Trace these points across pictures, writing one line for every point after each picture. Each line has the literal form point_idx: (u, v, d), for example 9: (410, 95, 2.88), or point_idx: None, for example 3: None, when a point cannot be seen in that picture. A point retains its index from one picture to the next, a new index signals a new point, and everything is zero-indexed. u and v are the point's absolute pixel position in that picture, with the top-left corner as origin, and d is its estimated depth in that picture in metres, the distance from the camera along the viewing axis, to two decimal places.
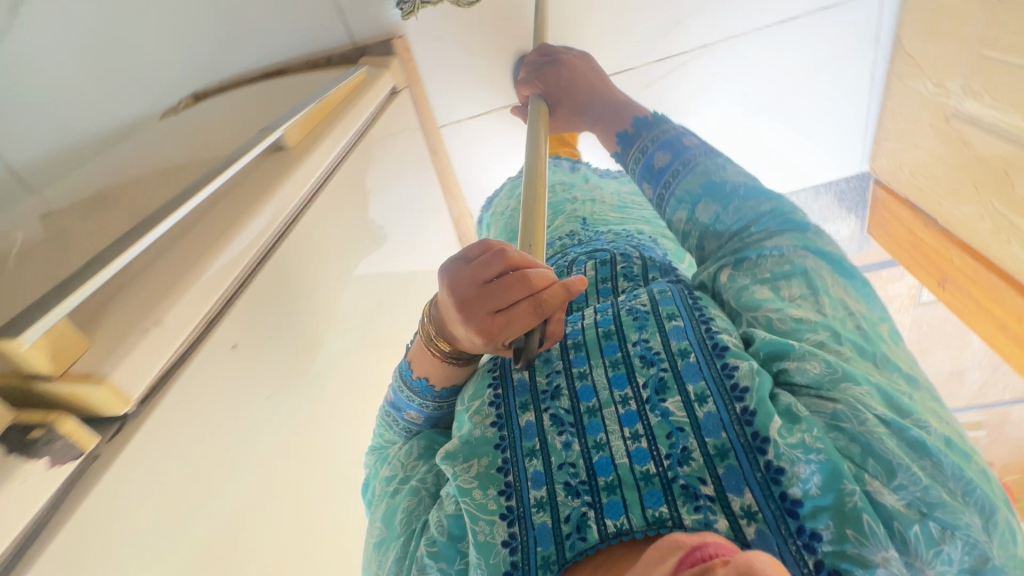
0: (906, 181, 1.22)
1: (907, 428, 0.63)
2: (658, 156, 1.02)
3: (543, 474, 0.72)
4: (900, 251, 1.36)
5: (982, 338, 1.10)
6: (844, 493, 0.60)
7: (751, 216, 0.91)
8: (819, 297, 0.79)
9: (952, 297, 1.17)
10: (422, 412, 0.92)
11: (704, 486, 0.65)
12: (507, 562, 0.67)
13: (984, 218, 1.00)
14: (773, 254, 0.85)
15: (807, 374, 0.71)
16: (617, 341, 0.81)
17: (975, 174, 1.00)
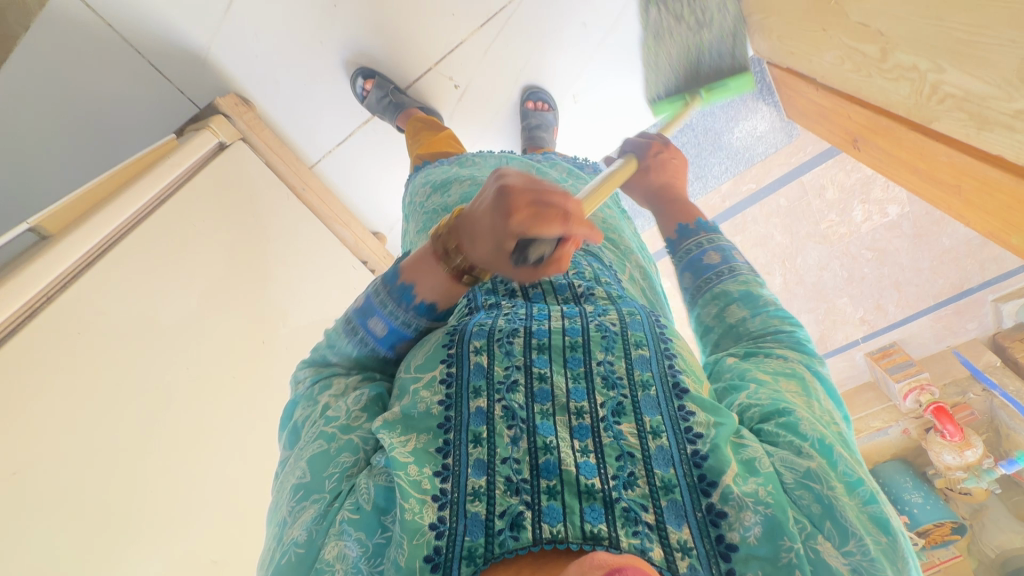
0: (779, 50, 1.08)
1: (872, 505, 0.51)
2: (708, 255, 0.77)
3: (484, 464, 0.53)
4: (813, 124, 1.21)
5: (909, 191, 0.95)
6: (780, 542, 0.48)
7: (783, 331, 0.67)
8: (813, 399, 0.60)
9: (869, 156, 1.02)
10: (396, 329, 0.67)
11: (644, 513, 0.50)
12: (430, 547, 0.48)
13: (844, 60, 0.86)
14: (801, 374, 0.62)
15: (806, 431, 0.55)
16: (584, 354, 0.61)
17: (819, 16, 0.87)
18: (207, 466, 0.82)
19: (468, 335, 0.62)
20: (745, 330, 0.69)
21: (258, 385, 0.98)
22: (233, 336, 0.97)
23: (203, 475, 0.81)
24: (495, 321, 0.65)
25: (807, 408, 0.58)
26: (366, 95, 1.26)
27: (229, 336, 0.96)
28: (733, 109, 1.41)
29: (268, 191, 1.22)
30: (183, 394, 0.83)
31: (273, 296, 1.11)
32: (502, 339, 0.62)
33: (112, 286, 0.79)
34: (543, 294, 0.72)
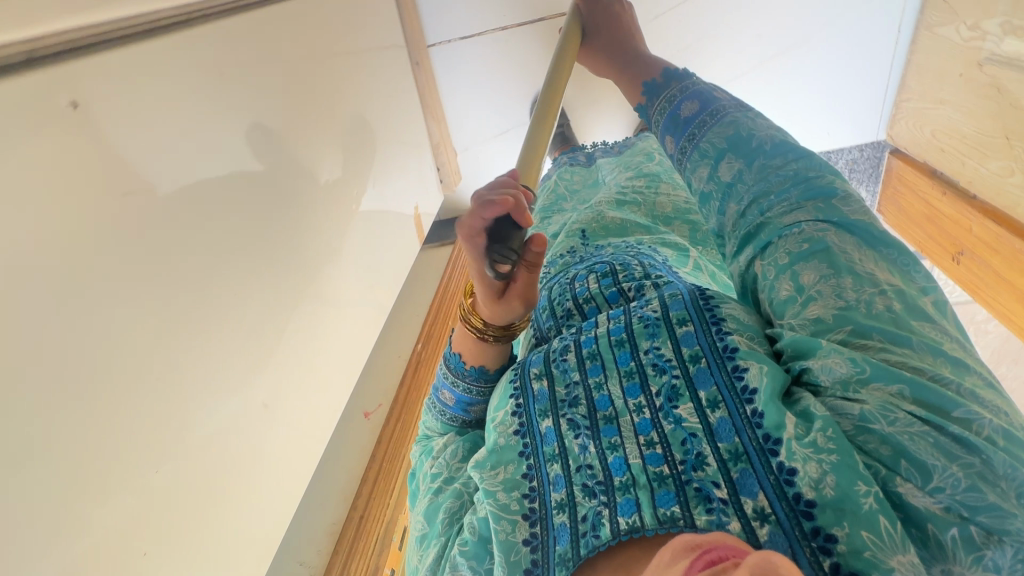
0: (927, 142, 1.12)
1: (949, 426, 0.40)
2: (683, 107, 0.76)
3: (563, 476, 0.53)
4: (907, 227, 1.24)
5: (993, 315, 1.00)
6: (850, 487, 0.41)
7: (783, 171, 0.64)
8: (842, 277, 0.52)
9: (966, 272, 1.06)
10: (462, 398, 0.71)
11: (718, 491, 0.46)
12: (527, 560, 0.50)
13: (1015, 172, 0.89)
14: (837, 278, 0.52)
15: (829, 380, 0.47)
16: (631, 348, 0.58)
17: (1009, 124, 0.88)
18: (269, 302, 0.71)
19: (528, 366, 0.63)
20: (745, 203, 0.65)
21: (328, 240, 0.85)
22: (317, 177, 0.84)
23: (264, 308, 0.70)
24: (552, 343, 0.65)
25: (831, 293, 0.52)
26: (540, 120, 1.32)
27: (313, 175, 0.83)
28: None
29: (384, 52, 1.10)
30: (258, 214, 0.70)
31: (361, 158, 0.98)
32: (555, 359, 0.62)
33: (208, 69, 0.64)
34: (598, 305, 0.68)
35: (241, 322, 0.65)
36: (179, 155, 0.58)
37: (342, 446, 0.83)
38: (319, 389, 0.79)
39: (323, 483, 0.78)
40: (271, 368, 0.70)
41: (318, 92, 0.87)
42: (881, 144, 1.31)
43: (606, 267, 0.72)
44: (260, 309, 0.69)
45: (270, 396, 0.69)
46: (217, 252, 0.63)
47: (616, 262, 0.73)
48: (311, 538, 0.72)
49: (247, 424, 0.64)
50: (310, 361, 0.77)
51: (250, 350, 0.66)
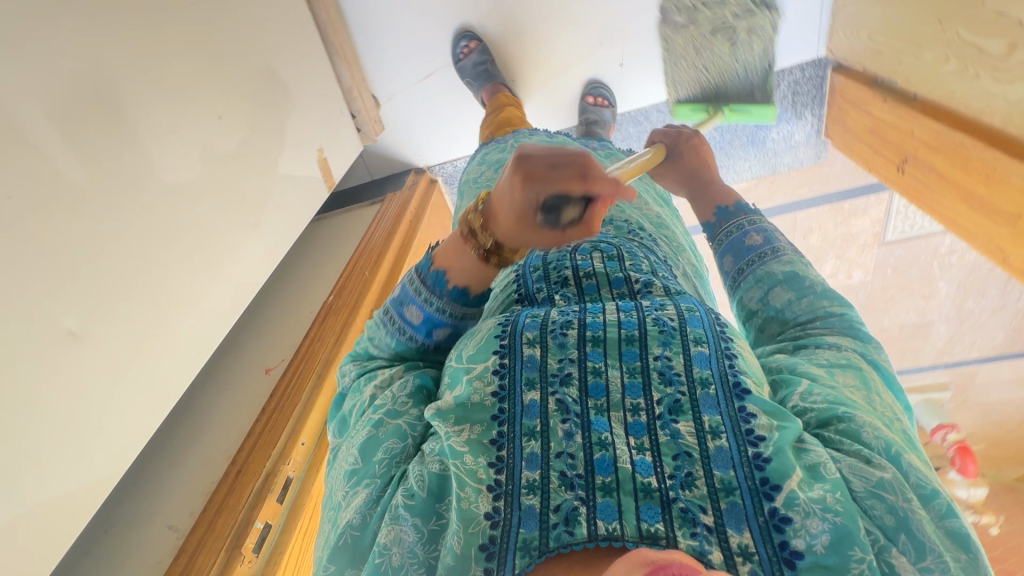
0: (865, 48, 1.05)
1: (953, 520, 0.41)
2: (751, 236, 0.68)
3: (540, 455, 0.46)
4: (858, 144, 1.18)
5: (942, 219, 0.95)
6: (849, 547, 0.39)
7: (831, 312, 0.60)
8: (870, 391, 0.51)
9: (912, 180, 1.00)
10: (431, 317, 0.59)
11: (704, 516, 0.42)
12: (485, 536, 0.43)
13: (949, 58, 0.82)
14: (872, 392, 0.51)
15: (873, 437, 0.45)
16: (640, 348, 0.51)
17: (943, 6, 0.81)
18: (103, 241, 0.62)
19: (520, 327, 0.54)
20: (783, 322, 0.62)
21: (194, 186, 0.76)
22: (171, 121, 0.74)
23: (99, 251, 0.62)
24: (549, 312, 0.56)
25: (867, 409, 0.49)
26: (463, 57, 1.21)
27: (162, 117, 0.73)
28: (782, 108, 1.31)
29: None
30: (85, 153, 0.62)
31: (242, 109, 0.87)
32: (553, 330, 0.54)
33: None
34: (598, 282, 0.61)
35: (52, 263, 0.56)
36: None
37: (229, 401, 0.76)
38: (176, 343, 0.71)
39: (205, 444, 0.70)
40: (116, 308, 0.63)
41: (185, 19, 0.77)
42: (823, 60, 1.23)
43: (612, 251, 0.65)
44: (92, 251, 0.61)
45: (82, 323, 0.59)
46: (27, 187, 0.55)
47: (623, 250, 0.66)
48: (181, 500, 0.64)
49: (57, 357, 0.56)
50: (161, 307, 0.69)
51: (78, 290, 0.59)
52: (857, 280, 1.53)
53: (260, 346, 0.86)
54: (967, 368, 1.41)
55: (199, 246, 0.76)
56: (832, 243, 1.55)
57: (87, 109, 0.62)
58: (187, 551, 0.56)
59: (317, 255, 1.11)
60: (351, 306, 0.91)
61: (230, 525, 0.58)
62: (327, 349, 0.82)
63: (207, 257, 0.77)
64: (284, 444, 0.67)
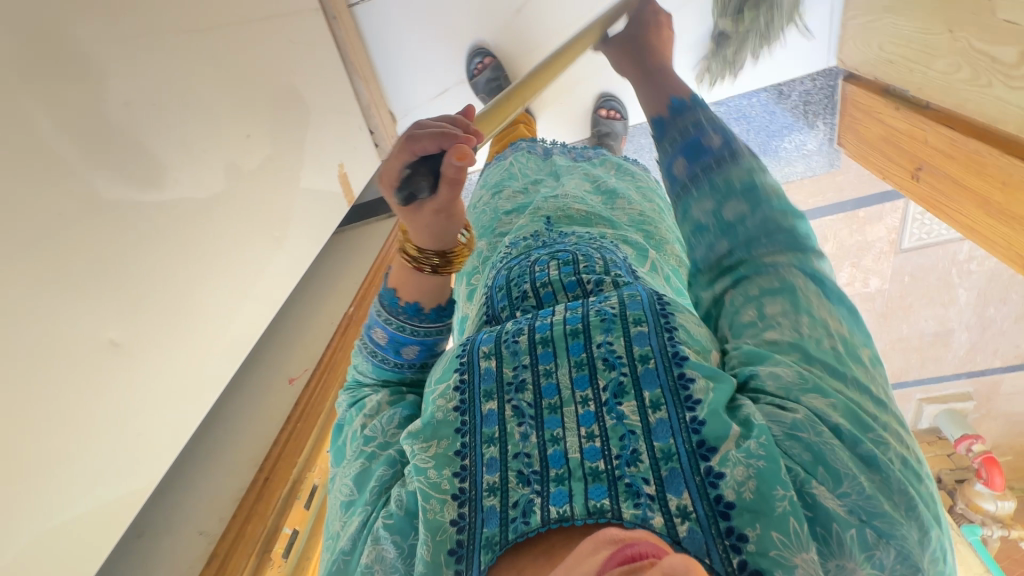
0: (876, 58, 1.06)
1: (864, 444, 0.42)
2: (707, 135, 0.66)
3: (499, 459, 0.47)
4: (871, 153, 1.18)
5: (960, 227, 0.95)
6: (769, 491, 0.40)
7: (784, 226, 0.56)
8: (800, 315, 0.50)
9: (928, 188, 1.00)
10: (394, 336, 0.63)
11: (647, 487, 0.42)
12: (453, 541, 0.44)
13: (961, 66, 0.83)
14: (799, 318, 0.49)
15: (773, 387, 0.46)
16: (585, 339, 0.52)
17: (952, 15, 0.82)
18: (135, 256, 0.65)
19: (477, 344, 0.55)
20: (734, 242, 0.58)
21: (223, 201, 0.80)
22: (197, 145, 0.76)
23: (132, 267, 0.64)
24: (504, 325, 0.57)
25: (789, 330, 0.49)
26: (477, 73, 1.24)
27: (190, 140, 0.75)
28: (793, 117, 1.32)
29: (292, 16, 1.02)
30: (124, 176, 0.65)
31: (263, 127, 0.90)
32: (506, 338, 0.54)
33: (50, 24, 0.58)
34: (555, 291, 0.62)
35: (100, 278, 0.60)
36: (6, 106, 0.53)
37: (253, 412, 0.79)
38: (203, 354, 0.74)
39: (228, 452, 0.73)
40: (154, 322, 0.67)
41: (213, 45, 0.81)
42: (834, 70, 1.25)
43: (568, 256, 0.66)
44: (132, 266, 0.64)
45: (123, 334, 0.63)
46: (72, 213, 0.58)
47: (579, 252, 0.67)
48: (206, 507, 0.66)
49: (95, 367, 0.59)
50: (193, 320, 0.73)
51: (120, 304, 0.63)
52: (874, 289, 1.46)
53: (282, 357, 0.88)
54: (990, 378, 1.47)
55: (231, 263, 0.80)
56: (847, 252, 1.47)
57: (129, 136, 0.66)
58: (218, 557, 0.57)
59: (336, 268, 1.14)
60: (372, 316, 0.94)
61: (262, 529, 0.59)
62: (349, 358, 0.84)
63: (236, 272, 0.81)
64: (309, 451, 0.69)
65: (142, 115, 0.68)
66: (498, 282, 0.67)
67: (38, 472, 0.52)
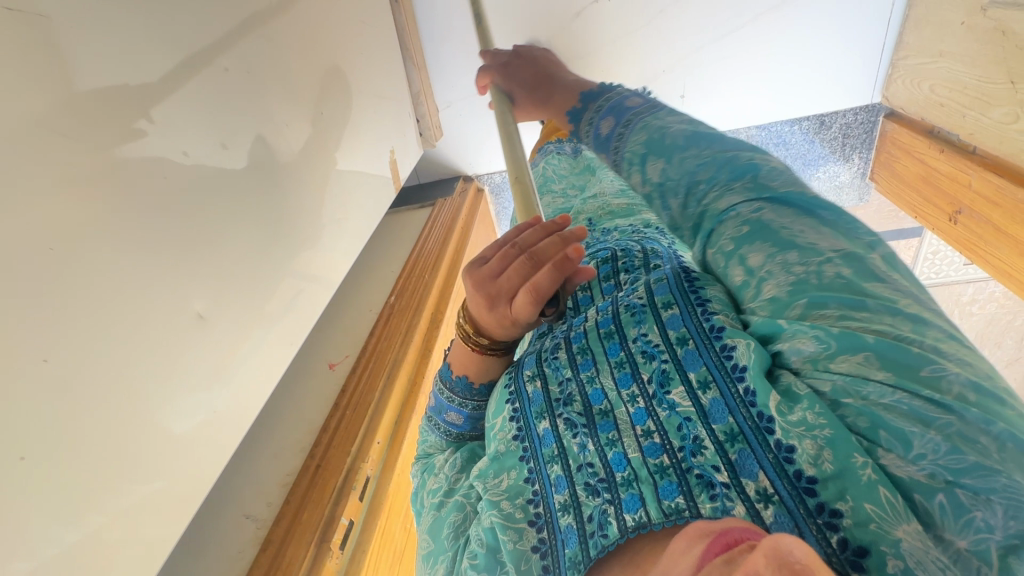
0: (926, 99, 1.08)
1: (918, 389, 0.35)
2: (602, 121, 0.65)
3: (564, 476, 0.49)
4: (906, 191, 1.21)
5: (994, 271, 0.98)
6: (846, 460, 0.36)
7: (700, 156, 0.54)
8: (786, 252, 0.45)
9: (964, 231, 1.04)
10: (470, 417, 0.63)
11: (720, 475, 0.42)
12: (539, 568, 0.46)
13: (1018, 117, 0.85)
14: (783, 255, 0.45)
15: (800, 361, 0.42)
16: (620, 338, 0.55)
17: (1012, 68, 0.84)
18: (226, 226, 0.62)
19: (520, 369, 0.60)
20: (680, 198, 0.54)
21: (292, 175, 0.76)
22: (273, 116, 0.73)
23: (222, 238, 0.61)
24: (544, 344, 0.62)
25: (780, 282, 0.44)
26: None
27: (269, 109, 0.72)
28: (830, 149, 1.35)
29: None
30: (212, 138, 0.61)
31: (331, 103, 0.88)
32: (547, 356, 0.59)
33: None
34: (593, 293, 0.67)
35: (197, 247, 0.58)
36: (115, 59, 0.49)
37: (309, 397, 0.76)
38: None
39: (276, 434, 0.71)
40: (240, 298, 0.63)
41: (291, 16, 0.79)
42: (876, 106, 1.27)
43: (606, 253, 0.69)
44: (221, 237, 0.61)
45: (208, 307, 0.58)
46: (173, 176, 0.55)
47: (619, 246, 0.69)
48: (258, 490, 0.64)
49: (188, 342, 0.55)
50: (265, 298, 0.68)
51: (211, 273, 0.59)
52: None
53: (322, 343, 0.86)
54: None
55: (291, 237, 0.75)
56: None
57: (226, 99, 0.63)
58: (274, 542, 0.56)
59: (371, 255, 1.12)
60: (414, 307, 0.92)
61: (318, 518, 0.57)
62: (396, 348, 0.82)
63: (297, 250, 0.76)
64: (362, 440, 0.67)
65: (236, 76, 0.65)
66: None
67: (129, 454, 0.48)
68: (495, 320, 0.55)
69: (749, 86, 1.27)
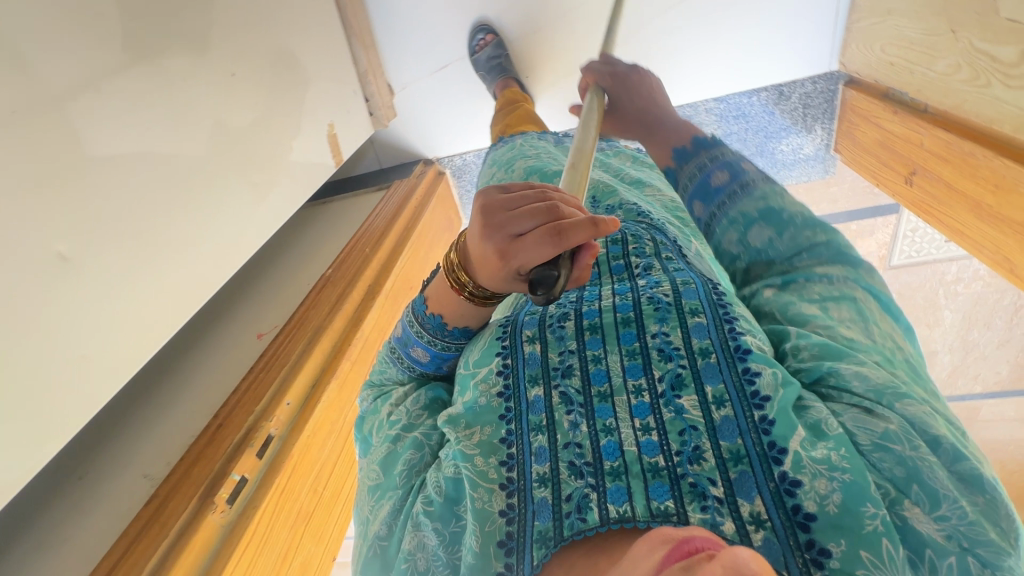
0: (878, 60, 1.06)
1: (964, 463, 0.42)
2: (716, 175, 0.70)
3: (547, 449, 0.49)
4: (866, 158, 1.18)
5: (948, 232, 0.94)
6: (858, 505, 0.40)
7: (813, 236, 0.62)
8: (867, 323, 0.54)
9: (920, 193, 1.00)
10: (438, 355, 0.64)
11: (714, 489, 0.43)
12: (502, 532, 0.46)
13: (961, 67, 0.82)
14: (867, 325, 0.54)
15: (862, 387, 0.47)
16: (637, 330, 0.54)
17: (953, 15, 0.82)
18: (109, 174, 0.63)
19: (520, 326, 0.59)
20: (771, 257, 0.63)
21: (199, 134, 0.77)
22: (180, 77, 0.74)
23: (108, 185, 0.62)
24: (547, 308, 0.60)
25: (863, 340, 0.52)
26: (480, 48, 1.23)
27: (176, 69, 0.73)
28: (791, 119, 1.32)
29: None
30: (95, 89, 0.61)
31: (258, 73, 0.89)
32: (552, 325, 0.57)
33: None
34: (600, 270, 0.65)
35: (71, 190, 0.58)
36: None
37: (223, 363, 0.76)
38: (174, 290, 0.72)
39: (187, 396, 0.70)
40: (117, 245, 0.63)
41: None
42: (835, 74, 1.24)
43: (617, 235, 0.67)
44: (104, 185, 0.62)
45: (74, 248, 0.58)
46: (41, 117, 0.55)
47: (627, 231, 0.67)
48: (158, 449, 0.63)
49: (48, 280, 0.55)
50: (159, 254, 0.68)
51: (83, 217, 0.59)
52: None
53: (251, 315, 0.86)
54: None
55: (196, 199, 0.75)
56: None
57: (117, 52, 0.65)
58: (159, 497, 0.55)
59: (318, 234, 1.12)
60: (348, 280, 0.91)
61: (205, 473, 0.56)
62: (321, 316, 0.81)
63: (200, 212, 0.76)
64: (268, 402, 0.66)
65: (132, 33, 0.67)
66: None
67: None
68: (488, 253, 0.51)
69: (703, 57, 1.26)
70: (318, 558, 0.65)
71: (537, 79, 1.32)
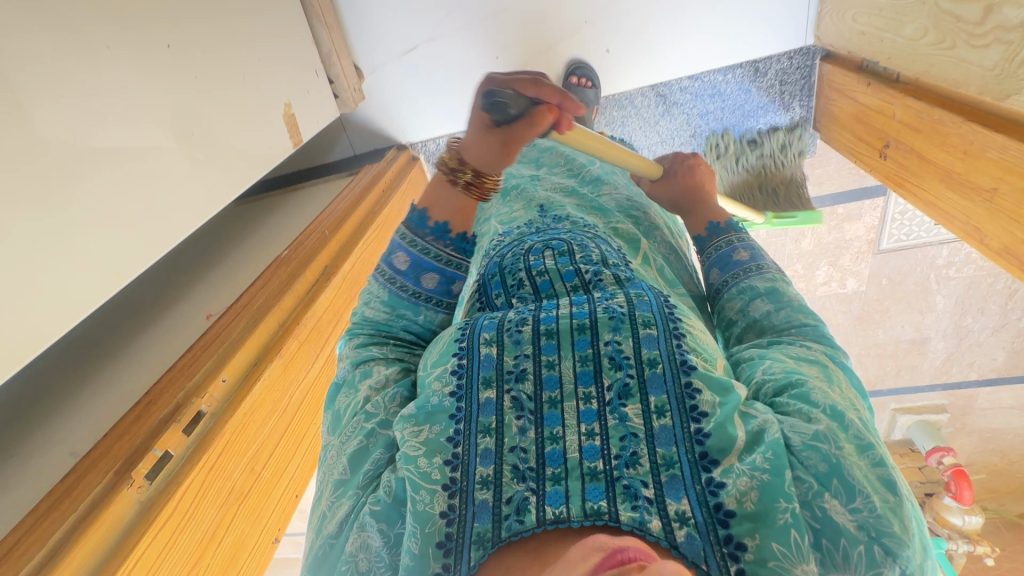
0: (850, 30, 1.02)
1: (887, 465, 0.43)
2: (738, 251, 0.66)
3: (493, 451, 0.45)
4: (842, 134, 1.15)
5: (920, 205, 0.91)
6: (771, 503, 0.40)
7: (805, 320, 0.57)
8: (837, 385, 0.49)
9: (894, 166, 0.97)
10: (417, 259, 0.63)
11: (646, 489, 0.41)
12: (441, 534, 0.41)
13: (927, 29, 0.79)
14: (853, 400, 0.49)
15: (821, 398, 0.46)
16: (591, 336, 0.50)
17: None
18: (39, 136, 0.60)
19: (478, 329, 0.53)
20: (759, 326, 0.59)
21: (137, 103, 0.74)
22: (118, 44, 0.72)
23: (41, 148, 0.60)
24: (506, 312, 0.55)
25: (831, 387, 0.48)
26: None
27: (111, 36, 0.71)
28: (768, 97, 1.27)
29: None
30: (20, 47, 0.59)
31: (205, 45, 0.87)
32: (509, 327, 0.52)
33: None
34: (551, 280, 0.59)
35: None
36: None
37: (166, 349, 0.74)
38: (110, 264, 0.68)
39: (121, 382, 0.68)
40: (42, 213, 0.60)
41: None
42: (811, 49, 1.22)
43: (564, 246, 0.63)
44: (34, 148, 0.60)
45: None
46: None
47: (574, 241, 0.64)
48: (88, 428, 0.61)
49: None
50: (94, 227, 0.65)
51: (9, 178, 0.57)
52: (851, 290, 1.43)
53: (202, 298, 0.85)
54: (966, 392, 1.47)
55: (139, 175, 0.73)
56: (825, 250, 1.42)
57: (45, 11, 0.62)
58: (76, 472, 0.53)
59: (280, 221, 1.11)
60: (302, 260, 0.89)
61: (126, 448, 0.55)
62: (267, 292, 0.80)
63: (143, 189, 0.73)
64: (201, 377, 0.65)
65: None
66: (501, 265, 0.64)
67: None
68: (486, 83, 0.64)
69: (674, 32, 1.24)
70: (256, 536, 0.64)
71: (506, 59, 1.29)
